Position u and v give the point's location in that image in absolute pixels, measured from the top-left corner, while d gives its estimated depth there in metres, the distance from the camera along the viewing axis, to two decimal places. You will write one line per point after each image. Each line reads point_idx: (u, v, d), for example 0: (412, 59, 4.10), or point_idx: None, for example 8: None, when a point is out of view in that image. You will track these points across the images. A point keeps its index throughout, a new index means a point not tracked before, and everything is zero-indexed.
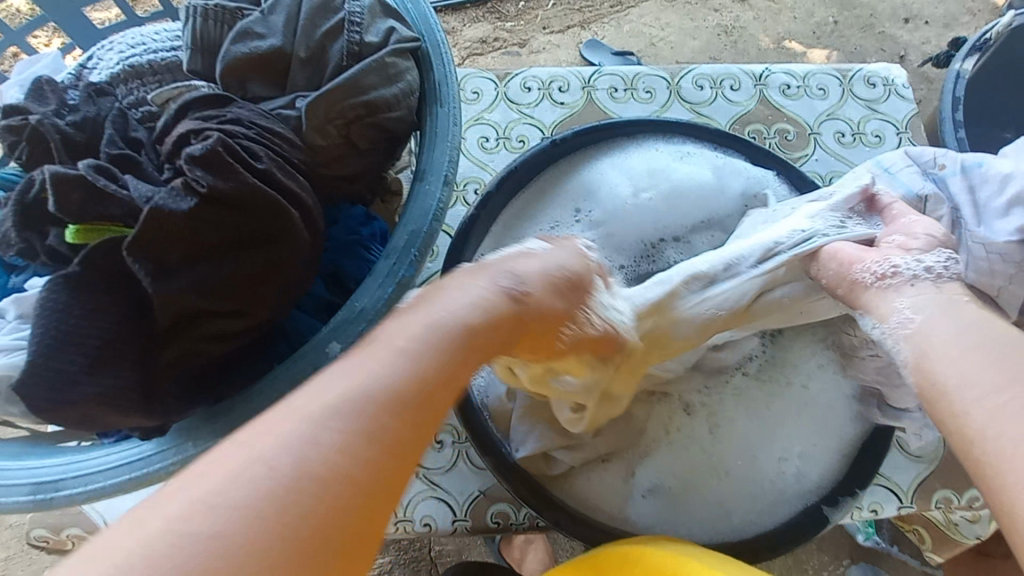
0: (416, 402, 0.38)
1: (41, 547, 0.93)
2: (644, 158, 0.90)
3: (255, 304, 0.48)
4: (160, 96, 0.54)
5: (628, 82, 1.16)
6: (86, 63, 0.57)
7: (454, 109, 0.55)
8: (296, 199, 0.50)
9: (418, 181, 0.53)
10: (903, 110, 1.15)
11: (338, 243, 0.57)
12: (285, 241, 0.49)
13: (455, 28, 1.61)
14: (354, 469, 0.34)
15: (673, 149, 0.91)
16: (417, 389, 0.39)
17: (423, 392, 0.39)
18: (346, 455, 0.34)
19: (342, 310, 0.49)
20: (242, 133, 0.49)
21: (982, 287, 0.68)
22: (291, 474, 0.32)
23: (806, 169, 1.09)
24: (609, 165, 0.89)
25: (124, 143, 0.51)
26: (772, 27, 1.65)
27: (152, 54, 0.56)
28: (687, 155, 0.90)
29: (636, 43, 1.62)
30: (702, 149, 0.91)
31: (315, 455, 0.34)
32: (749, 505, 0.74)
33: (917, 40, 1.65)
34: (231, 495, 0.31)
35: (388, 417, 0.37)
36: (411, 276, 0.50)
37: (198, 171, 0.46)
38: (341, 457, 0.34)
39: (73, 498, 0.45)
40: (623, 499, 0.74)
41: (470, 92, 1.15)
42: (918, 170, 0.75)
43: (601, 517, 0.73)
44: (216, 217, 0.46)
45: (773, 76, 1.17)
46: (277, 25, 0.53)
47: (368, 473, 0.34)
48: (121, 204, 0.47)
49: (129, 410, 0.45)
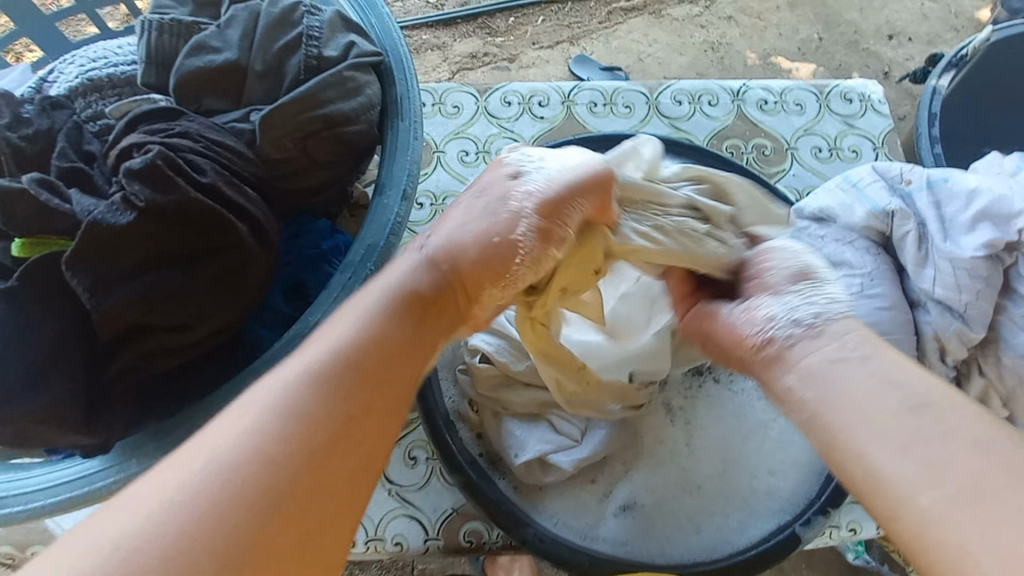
0: (354, 379, 0.41)
1: (6, 564, 0.91)
2: None
3: (196, 319, 0.48)
4: (117, 109, 0.54)
5: (607, 97, 1.17)
6: (47, 77, 0.58)
7: (415, 124, 0.55)
8: (244, 212, 0.50)
9: (376, 195, 0.52)
10: (879, 126, 1.17)
11: (300, 258, 0.57)
12: (233, 255, 0.49)
13: (446, 43, 1.63)
14: (274, 468, 0.35)
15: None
16: (352, 371, 0.41)
17: (359, 371, 0.41)
18: (256, 490, 0.34)
19: (296, 324, 0.49)
20: (188, 147, 0.50)
21: (948, 302, 0.68)
22: (227, 485, 0.34)
23: (783, 184, 1.10)
24: None
25: (78, 157, 0.52)
26: (758, 43, 1.67)
27: (112, 67, 0.57)
28: None
29: (624, 59, 1.64)
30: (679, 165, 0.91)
31: (250, 460, 0.35)
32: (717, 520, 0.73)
33: (900, 57, 1.67)
34: (164, 534, 0.32)
35: (324, 403, 0.39)
36: (367, 291, 0.49)
37: (138, 185, 0.47)
38: (273, 460, 0.36)
39: (13, 517, 0.43)
40: (595, 517, 0.73)
41: (450, 106, 1.16)
42: (885, 185, 0.75)
43: (571, 532, 0.71)
44: (157, 229, 0.47)
45: (750, 92, 1.18)
46: (232, 38, 0.54)
47: (294, 472, 0.36)
48: (65, 217, 0.47)
49: (67, 426, 0.45)
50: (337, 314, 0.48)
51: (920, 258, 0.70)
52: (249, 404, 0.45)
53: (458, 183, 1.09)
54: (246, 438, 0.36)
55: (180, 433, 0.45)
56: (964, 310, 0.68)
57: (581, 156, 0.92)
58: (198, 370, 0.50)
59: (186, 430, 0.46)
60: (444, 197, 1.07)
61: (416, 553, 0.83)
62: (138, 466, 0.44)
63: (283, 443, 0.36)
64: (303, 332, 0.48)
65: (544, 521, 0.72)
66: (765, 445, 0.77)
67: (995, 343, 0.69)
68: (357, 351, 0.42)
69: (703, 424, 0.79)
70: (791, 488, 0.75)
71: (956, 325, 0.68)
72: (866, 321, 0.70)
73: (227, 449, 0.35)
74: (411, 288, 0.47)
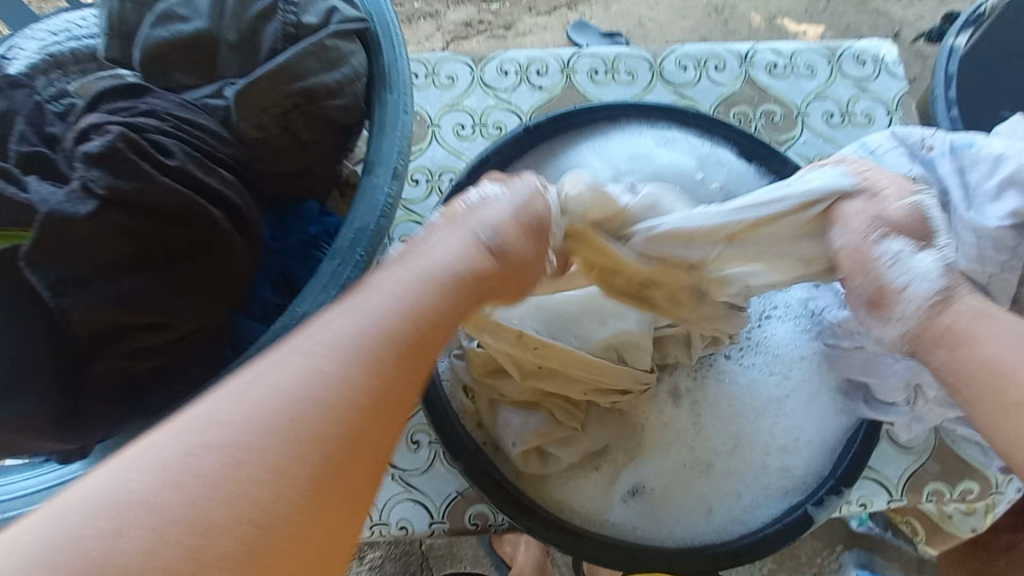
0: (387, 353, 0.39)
1: None
2: (627, 142, 0.86)
3: (168, 316, 0.46)
4: (82, 87, 0.51)
5: (609, 64, 1.11)
6: (4, 52, 0.54)
7: (405, 96, 0.51)
8: (221, 198, 0.47)
9: (366, 174, 0.49)
10: (893, 89, 1.11)
11: (290, 245, 0.54)
12: (211, 245, 0.47)
13: (438, 10, 1.55)
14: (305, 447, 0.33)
15: (655, 134, 0.86)
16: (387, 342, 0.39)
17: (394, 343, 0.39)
18: (271, 475, 0.32)
19: (284, 315, 0.46)
20: (155, 127, 0.46)
21: (972, 275, 0.65)
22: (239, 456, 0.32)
23: (793, 153, 1.06)
24: (589, 148, 0.86)
25: (39, 140, 0.49)
26: (765, 3, 1.59)
27: (75, 42, 0.54)
28: (672, 140, 0.86)
29: (625, 23, 1.56)
30: (687, 135, 0.86)
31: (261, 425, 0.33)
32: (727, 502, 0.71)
33: (913, 16, 1.60)
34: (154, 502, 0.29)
35: (355, 377, 0.36)
36: (357, 277, 0.46)
37: (96, 171, 0.44)
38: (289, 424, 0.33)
39: None
40: (603, 502, 0.71)
41: (444, 77, 1.10)
42: (905, 152, 0.71)
43: (577, 517, 0.70)
44: (123, 219, 0.44)
45: (759, 55, 1.12)
46: (202, 7, 0.49)
47: (317, 452, 0.33)
48: (25, 207, 0.45)
49: (44, 428, 0.44)
50: (327, 303, 0.45)
51: None
52: None
53: (455, 159, 1.05)
54: (264, 403, 0.34)
55: None
56: (987, 282, 0.65)
57: (585, 126, 0.87)
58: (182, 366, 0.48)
59: None
60: (440, 173, 1.03)
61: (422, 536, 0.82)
62: None
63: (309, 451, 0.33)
64: (292, 322, 0.45)
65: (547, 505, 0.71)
66: (778, 422, 0.75)
67: None
68: (393, 323, 0.40)
69: (714, 403, 0.75)
70: (804, 467, 0.73)
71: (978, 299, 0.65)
72: None
73: (238, 416, 0.33)
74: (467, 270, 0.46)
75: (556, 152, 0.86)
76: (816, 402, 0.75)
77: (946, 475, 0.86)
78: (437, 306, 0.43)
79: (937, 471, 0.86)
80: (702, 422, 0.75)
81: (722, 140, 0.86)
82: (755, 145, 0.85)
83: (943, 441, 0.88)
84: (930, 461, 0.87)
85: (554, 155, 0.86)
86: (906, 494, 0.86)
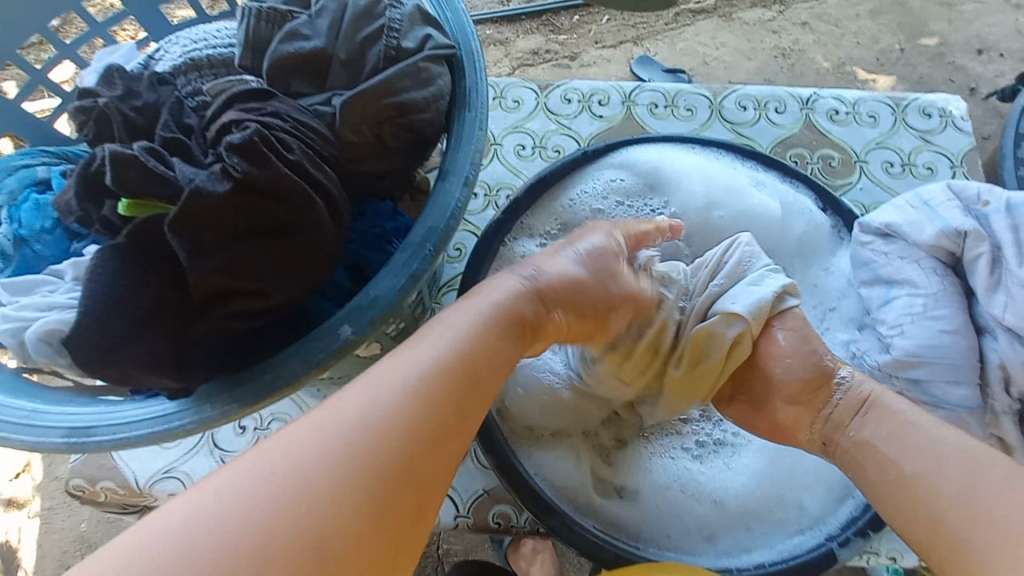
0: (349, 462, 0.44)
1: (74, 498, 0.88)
2: (720, 173, 0.84)
3: (279, 282, 0.50)
4: (215, 87, 0.56)
5: (669, 99, 1.15)
6: (153, 55, 0.61)
7: (481, 115, 0.56)
8: (325, 190, 0.52)
9: (440, 180, 0.54)
10: (960, 143, 1.12)
11: (362, 234, 0.58)
12: (308, 231, 0.50)
13: (509, 38, 1.66)
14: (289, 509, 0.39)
15: (750, 174, 0.85)
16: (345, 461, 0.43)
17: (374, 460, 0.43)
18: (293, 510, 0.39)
19: (358, 296, 0.51)
20: (279, 126, 0.51)
21: (1018, 330, 0.66)
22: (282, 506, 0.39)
23: (848, 197, 1.07)
24: (684, 172, 0.84)
25: (178, 128, 0.54)
26: (833, 52, 1.69)
27: (211, 49, 0.59)
28: (760, 183, 0.84)
29: (690, 61, 1.67)
30: (773, 178, 0.85)
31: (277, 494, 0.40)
32: (731, 521, 0.72)
33: (990, 72, 1.67)
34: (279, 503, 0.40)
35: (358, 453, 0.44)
36: (425, 269, 0.52)
37: (235, 158, 0.48)
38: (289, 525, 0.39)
39: (101, 445, 0.48)
40: (604, 503, 0.72)
41: (511, 100, 1.16)
42: (960, 205, 0.71)
43: (579, 512, 0.71)
44: (245, 202, 0.48)
45: (821, 101, 1.15)
46: (322, 27, 0.56)
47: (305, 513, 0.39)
48: (167, 185, 0.49)
49: (159, 369, 0.47)
50: (397, 289, 0.51)
51: (992, 283, 0.67)
52: (312, 363, 0.49)
53: (513, 176, 1.10)
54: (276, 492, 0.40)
55: (253, 388, 0.48)
56: None
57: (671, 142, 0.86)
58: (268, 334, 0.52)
59: (256, 385, 0.49)
60: (498, 189, 1.09)
61: (445, 528, 0.83)
62: (212, 410, 0.48)
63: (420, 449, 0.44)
64: (364, 304, 0.50)
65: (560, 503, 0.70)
66: (784, 469, 0.75)
67: None
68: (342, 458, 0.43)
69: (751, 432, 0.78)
70: (824, 508, 0.72)
71: None
72: (928, 344, 0.68)
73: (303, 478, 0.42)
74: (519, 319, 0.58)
75: (643, 161, 0.85)
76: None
77: None
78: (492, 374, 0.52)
79: None
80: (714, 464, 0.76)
81: (802, 186, 0.84)
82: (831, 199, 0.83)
83: None
84: None
85: (644, 162, 0.85)
86: None
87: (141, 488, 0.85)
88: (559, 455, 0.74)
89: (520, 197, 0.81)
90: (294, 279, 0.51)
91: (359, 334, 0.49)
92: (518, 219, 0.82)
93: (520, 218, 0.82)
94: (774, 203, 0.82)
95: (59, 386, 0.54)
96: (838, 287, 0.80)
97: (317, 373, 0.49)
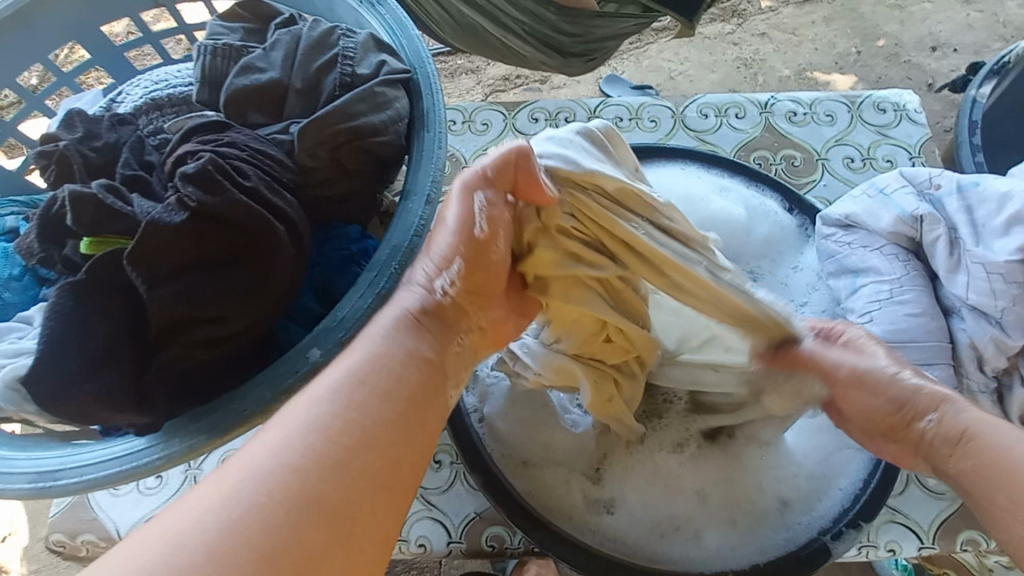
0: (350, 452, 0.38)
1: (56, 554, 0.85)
2: (686, 181, 0.86)
3: (241, 308, 0.51)
4: (176, 123, 0.57)
5: (633, 112, 1.18)
6: (115, 98, 0.62)
7: (440, 134, 0.57)
8: (283, 215, 0.53)
9: (403, 201, 0.55)
10: (915, 135, 1.16)
11: (332, 259, 0.59)
12: (269, 254, 0.51)
13: (479, 66, 1.71)
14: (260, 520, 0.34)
15: (714, 179, 0.87)
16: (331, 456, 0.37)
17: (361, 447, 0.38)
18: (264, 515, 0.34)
19: (326, 318, 0.52)
20: (235, 154, 0.53)
21: (983, 309, 0.67)
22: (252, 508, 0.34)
23: (813, 194, 1.10)
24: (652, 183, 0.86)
25: (138, 165, 0.55)
26: (793, 59, 1.76)
27: (172, 88, 0.61)
28: (725, 187, 0.86)
29: (656, 77, 1.72)
30: (739, 181, 0.86)
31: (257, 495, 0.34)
32: (727, 521, 0.69)
33: (946, 68, 1.74)
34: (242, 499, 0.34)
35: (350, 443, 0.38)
36: (392, 287, 0.52)
37: (189, 189, 0.50)
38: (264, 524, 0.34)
39: (67, 489, 0.47)
40: (595, 514, 0.69)
41: (479, 123, 1.18)
42: (913, 191, 0.73)
43: (571, 528, 0.67)
44: (203, 228, 0.50)
45: (779, 104, 1.18)
46: (276, 60, 0.58)
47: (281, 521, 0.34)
48: (127, 219, 0.51)
49: (124, 405, 0.48)
50: (364, 309, 0.51)
51: (952, 263, 0.69)
52: (281, 389, 0.48)
53: None
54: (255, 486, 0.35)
55: (221, 417, 0.48)
56: (1000, 316, 0.66)
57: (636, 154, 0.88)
58: (242, 360, 0.53)
59: (224, 414, 0.48)
60: None
61: (438, 556, 0.81)
62: (180, 444, 0.47)
63: (332, 459, 0.37)
64: (332, 325, 0.51)
65: (546, 514, 0.68)
66: (778, 456, 0.71)
67: None
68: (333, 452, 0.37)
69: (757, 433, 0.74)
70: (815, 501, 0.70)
71: (993, 332, 0.66)
72: (895, 328, 0.69)
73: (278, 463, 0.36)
74: (409, 323, 0.46)
75: None
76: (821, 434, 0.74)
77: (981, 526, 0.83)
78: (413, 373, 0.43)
79: (971, 521, 0.83)
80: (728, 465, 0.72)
81: (769, 188, 0.86)
82: (795, 197, 0.85)
83: None
84: (963, 511, 0.83)
85: None
86: (939, 543, 0.82)
87: (124, 538, 0.82)
88: (547, 471, 0.71)
89: None
90: (258, 305, 0.51)
91: (327, 357, 0.49)
92: None
93: None
94: (739, 204, 0.84)
95: (27, 434, 0.53)
96: (809, 281, 0.81)
97: (286, 398, 0.49)
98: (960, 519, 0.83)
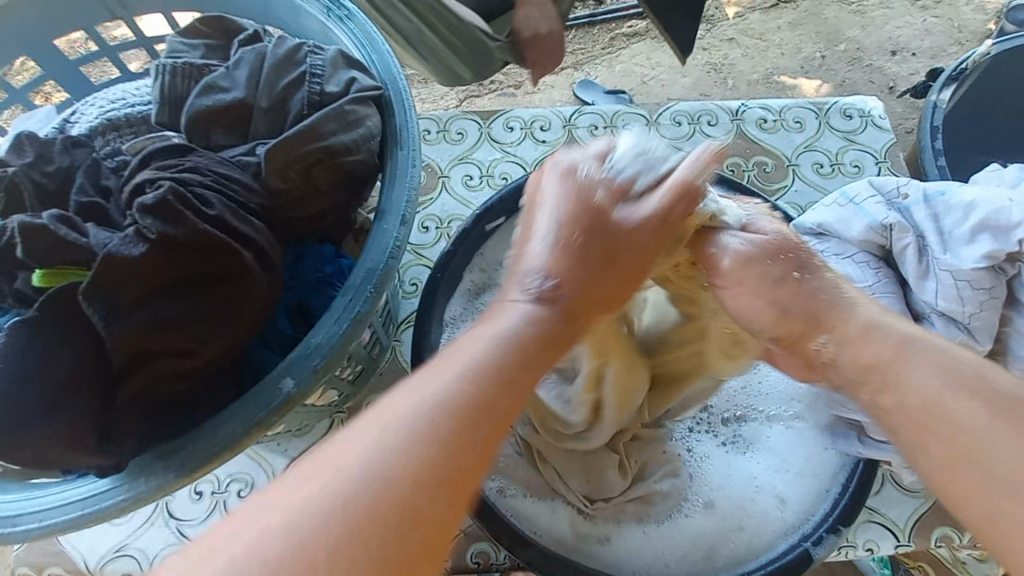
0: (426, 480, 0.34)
1: None
2: None
3: (208, 341, 0.48)
4: (134, 146, 0.55)
5: (608, 120, 1.19)
6: (69, 118, 0.59)
7: (414, 152, 0.56)
8: (250, 241, 0.51)
9: (377, 221, 0.53)
10: (881, 140, 1.19)
11: (304, 282, 0.57)
12: (237, 283, 0.50)
13: None
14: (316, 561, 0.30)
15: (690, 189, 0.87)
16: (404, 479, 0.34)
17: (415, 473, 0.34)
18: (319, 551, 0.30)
19: (300, 346, 0.50)
20: (197, 180, 0.50)
21: (951, 314, 0.68)
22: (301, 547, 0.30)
23: (785, 199, 1.12)
24: None
25: (95, 191, 0.53)
26: (761, 63, 1.79)
27: (130, 107, 0.58)
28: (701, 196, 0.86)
29: (629, 81, 1.74)
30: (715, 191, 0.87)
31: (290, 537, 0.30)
32: (713, 527, 0.69)
33: (905, 72, 1.80)
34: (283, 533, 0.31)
35: (409, 467, 0.34)
36: (367, 312, 0.50)
37: (148, 220, 0.47)
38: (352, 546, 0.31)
39: (26, 535, 0.44)
40: (583, 529, 0.68)
41: (455, 132, 1.17)
42: (883, 199, 0.75)
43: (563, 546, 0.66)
44: (166, 260, 0.48)
45: (750, 111, 1.20)
46: (241, 78, 0.56)
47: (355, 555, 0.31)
48: (82, 250, 0.48)
49: (83, 446, 0.46)
50: (339, 335, 0.49)
51: (921, 271, 0.70)
52: (253, 423, 0.46)
53: (462, 207, 1.10)
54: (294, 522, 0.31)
55: (188, 454, 0.46)
56: (968, 321, 0.68)
57: None
58: (212, 393, 0.50)
59: (192, 450, 0.46)
60: (449, 220, 1.09)
61: None
62: (146, 485, 0.45)
63: (420, 465, 0.34)
64: (305, 353, 0.49)
65: (531, 534, 0.66)
66: (758, 459, 0.75)
67: (1004, 354, 0.69)
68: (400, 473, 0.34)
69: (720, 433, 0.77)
70: (798, 504, 0.70)
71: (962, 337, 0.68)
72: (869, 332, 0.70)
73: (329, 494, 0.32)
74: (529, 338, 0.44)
75: None
76: (798, 436, 0.75)
77: (955, 521, 0.85)
78: (512, 368, 0.41)
79: (944, 517, 0.85)
80: (706, 473, 0.74)
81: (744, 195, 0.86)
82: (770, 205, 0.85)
83: (949, 487, 0.87)
84: (938, 507, 0.85)
85: None
86: (915, 540, 0.84)
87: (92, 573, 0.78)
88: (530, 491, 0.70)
89: (467, 230, 0.81)
90: (226, 336, 0.49)
91: (301, 387, 0.48)
92: (471, 255, 0.81)
93: (473, 255, 0.82)
94: None
95: None
96: None
97: (258, 432, 0.46)
98: (934, 515, 0.85)
